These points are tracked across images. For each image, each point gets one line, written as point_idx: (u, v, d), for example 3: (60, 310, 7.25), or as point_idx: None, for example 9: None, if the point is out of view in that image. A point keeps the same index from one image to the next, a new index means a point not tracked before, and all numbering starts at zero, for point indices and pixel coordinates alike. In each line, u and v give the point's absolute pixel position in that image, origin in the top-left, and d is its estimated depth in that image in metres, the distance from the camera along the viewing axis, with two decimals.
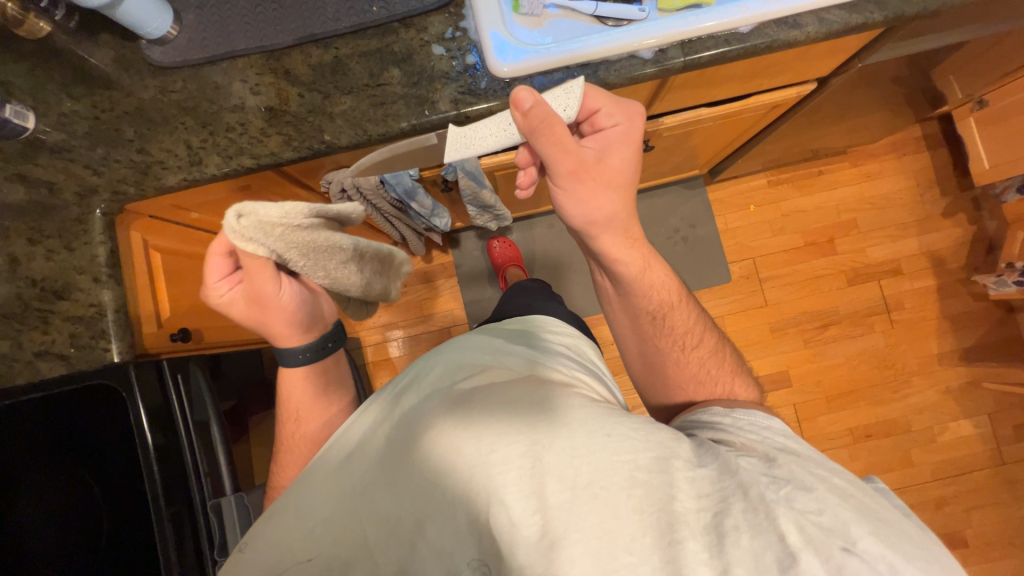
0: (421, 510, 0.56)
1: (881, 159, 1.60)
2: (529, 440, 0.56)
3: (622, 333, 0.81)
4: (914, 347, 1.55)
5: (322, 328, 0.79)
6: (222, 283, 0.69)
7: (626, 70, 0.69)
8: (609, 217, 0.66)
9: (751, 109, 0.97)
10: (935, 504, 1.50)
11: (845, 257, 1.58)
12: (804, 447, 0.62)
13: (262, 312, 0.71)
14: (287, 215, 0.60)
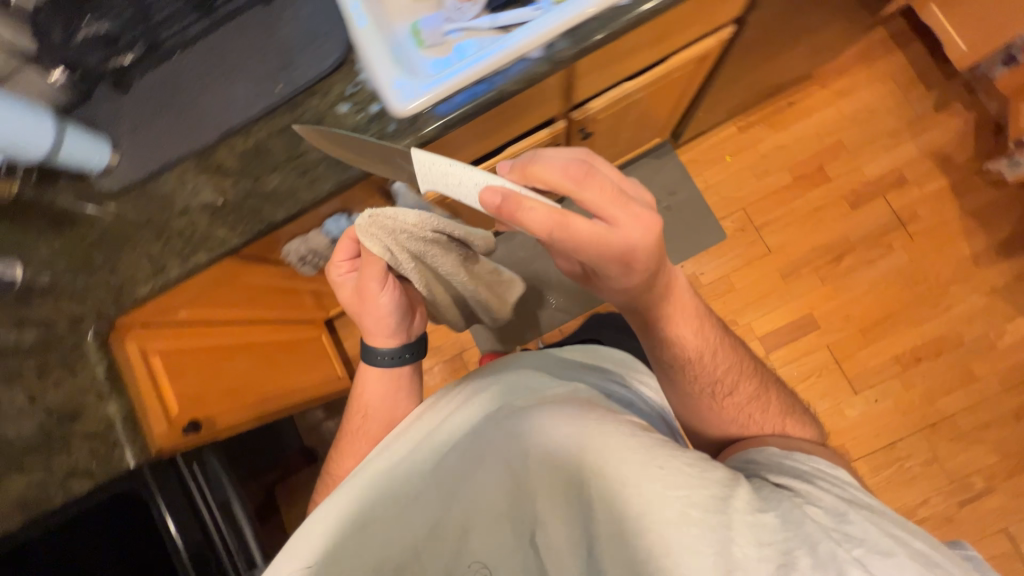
0: (471, 517, 0.64)
1: (853, 71, 1.52)
2: (593, 459, 0.63)
3: (663, 382, 0.90)
4: (944, 255, 1.43)
5: (404, 342, 0.90)
6: (343, 264, 0.82)
7: (522, 73, 0.71)
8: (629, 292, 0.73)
9: (676, 69, 0.96)
10: (1014, 415, 1.38)
11: (841, 182, 1.50)
12: (879, 508, 0.64)
13: (360, 304, 0.83)
14: (412, 220, 0.70)
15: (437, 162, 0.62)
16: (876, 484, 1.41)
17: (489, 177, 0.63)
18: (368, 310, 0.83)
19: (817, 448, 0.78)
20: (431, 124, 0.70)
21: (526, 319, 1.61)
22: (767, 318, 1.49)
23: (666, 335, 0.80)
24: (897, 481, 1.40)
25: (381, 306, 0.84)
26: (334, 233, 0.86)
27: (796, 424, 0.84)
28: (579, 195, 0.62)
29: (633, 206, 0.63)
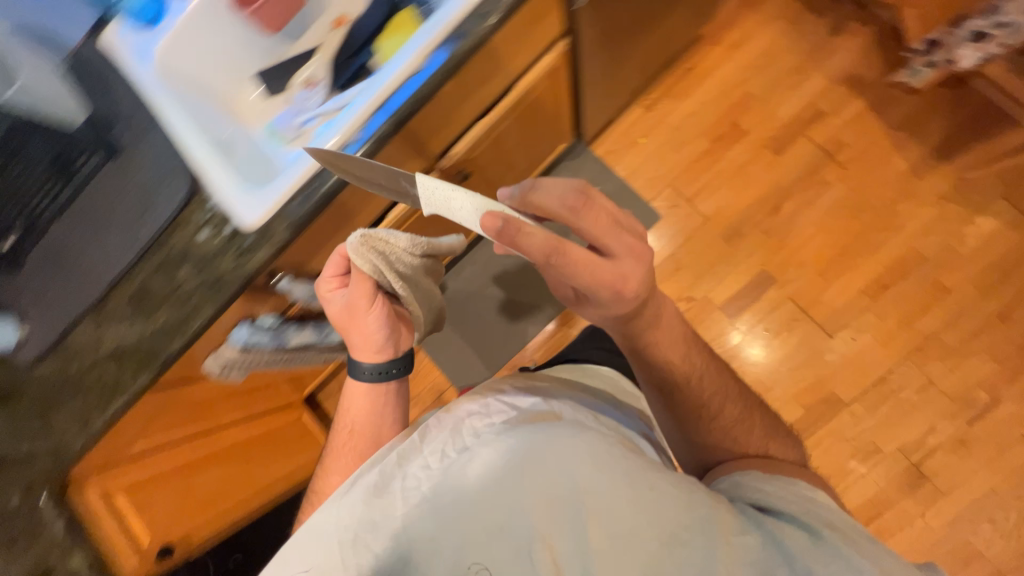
0: (461, 527, 0.61)
1: (740, 21, 1.51)
2: (592, 474, 0.62)
3: (658, 409, 0.88)
4: (881, 175, 1.40)
5: (393, 355, 0.91)
6: (334, 281, 0.86)
7: (348, 155, 0.74)
8: (618, 314, 0.74)
9: (531, 91, 0.98)
10: (999, 317, 1.33)
11: (759, 131, 1.47)
12: (858, 529, 0.63)
13: (350, 321, 0.87)
14: (400, 242, 0.83)
15: (439, 187, 0.65)
16: (878, 423, 1.36)
17: (487, 203, 0.65)
18: (356, 323, 0.87)
19: (801, 469, 0.75)
20: (282, 228, 0.74)
21: (510, 337, 1.61)
22: (723, 285, 1.46)
23: (664, 359, 0.82)
24: (899, 415, 1.35)
25: (369, 324, 0.87)
26: (240, 345, 0.86)
27: (774, 442, 0.82)
28: (576, 223, 0.65)
29: (626, 237, 0.68)
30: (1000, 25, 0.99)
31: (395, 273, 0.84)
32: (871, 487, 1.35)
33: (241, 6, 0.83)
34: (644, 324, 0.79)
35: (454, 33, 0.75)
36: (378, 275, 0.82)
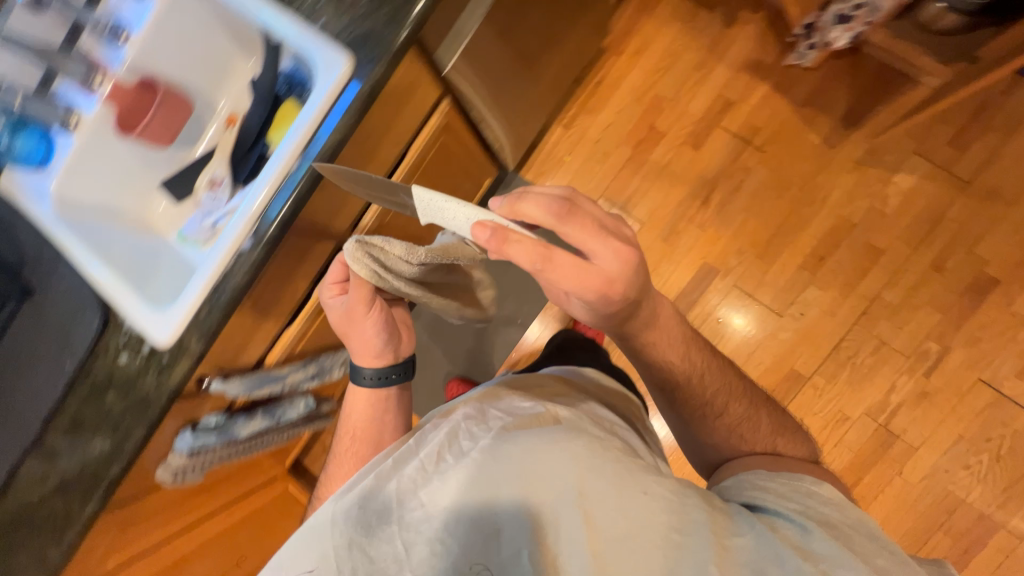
0: (456, 527, 0.61)
1: (638, 28, 1.55)
2: (586, 476, 0.61)
3: (665, 409, 0.91)
4: (798, 152, 1.44)
5: (391, 361, 0.96)
6: (335, 287, 0.92)
7: (241, 265, 0.76)
8: (604, 317, 0.74)
9: (431, 147, 1.01)
10: (936, 268, 1.36)
11: (676, 129, 1.52)
12: (854, 525, 0.64)
13: (350, 326, 0.92)
14: (401, 251, 0.83)
15: (433, 199, 0.67)
16: (840, 392, 1.39)
17: (480, 214, 0.65)
18: (355, 328, 0.92)
19: (799, 465, 0.76)
20: (195, 341, 0.76)
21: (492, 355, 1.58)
22: (670, 283, 1.49)
23: (665, 365, 0.84)
24: (860, 379, 1.38)
25: (366, 329, 0.92)
26: (185, 452, 0.88)
27: (778, 437, 0.82)
28: (563, 230, 0.63)
29: (612, 240, 0.64)
30: (857, 6, 1.03)
31: (393, 274, 0.86)
32: (846, 455, 1.38)
33: (126, 130, 0.87)
34: (638, 328, 0.79)
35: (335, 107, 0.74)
36: (371, 278, 0.84)
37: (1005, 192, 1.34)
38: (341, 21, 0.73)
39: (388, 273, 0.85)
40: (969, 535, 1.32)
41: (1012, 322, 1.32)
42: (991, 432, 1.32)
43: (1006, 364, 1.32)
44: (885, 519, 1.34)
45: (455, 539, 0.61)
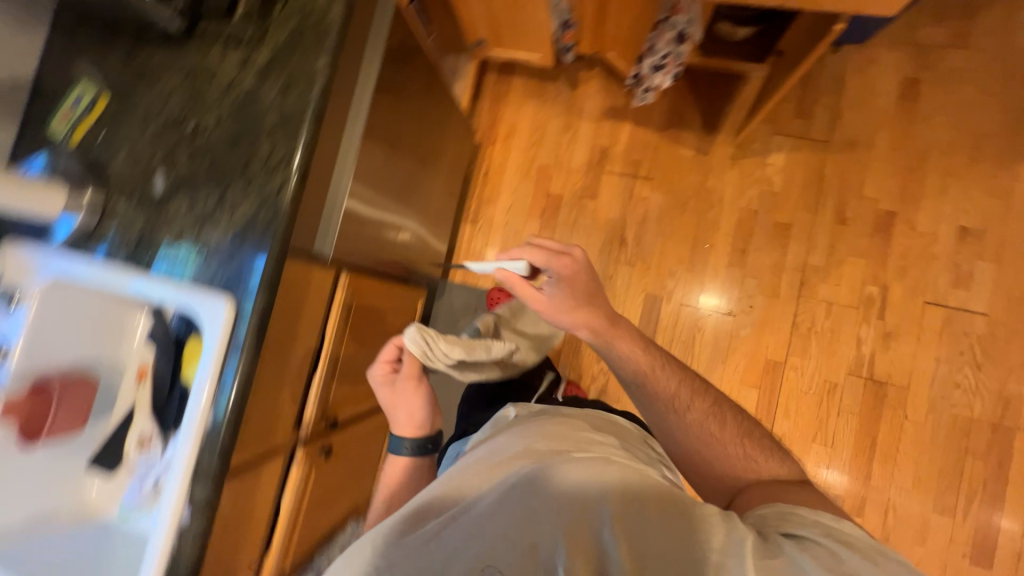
0: (491, 544, 0.51)
1: (501, 115, 1.67)
2: (625, 494, 0.54)
3: (652, 417, 0.83)
4: (681, 168, 1.56)
5: (429, 432, 0.93)
6: (384, 367, 0.94)
7: (185, 541, 0.72)
8: (572, 306, 0.82)
9: (352, 321, 1.01)
10: (840, 220, 1.46)
11: (570, 188, 1.62)
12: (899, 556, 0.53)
13: (399, 400, 0.93)
14: (450, 342, 0.89)
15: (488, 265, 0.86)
16: (816, 362, 1.43)
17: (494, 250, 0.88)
18: (399, 398, 0.92)
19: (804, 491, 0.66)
20: None
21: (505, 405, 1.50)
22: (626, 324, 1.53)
23: (629, 364, 0.83)
24: (829, 345, 1.43)
25: (414, 403, 0.92)
26: None
27: (767, 457, 0.75)
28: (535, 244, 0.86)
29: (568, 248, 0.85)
30: (664, 56, 1.15)
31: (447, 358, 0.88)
32: (852, 420, 1.40)
33: (33, 438, 0.80)
34: (597, 328, 0.83)
35: (237, 335, 0.72)
36: (423, 356, 0.87)
37: (862, 135, 1.47)
38: (210, 268, 0.75)
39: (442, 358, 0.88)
40: (993, 450, 1.33)
41: (926, 241, 1.41)
42: (960, 344, 1.37)
43: (941, 279, 1.40)
44: (913, 464, 1.36)
45: (491, 558, 0.51)
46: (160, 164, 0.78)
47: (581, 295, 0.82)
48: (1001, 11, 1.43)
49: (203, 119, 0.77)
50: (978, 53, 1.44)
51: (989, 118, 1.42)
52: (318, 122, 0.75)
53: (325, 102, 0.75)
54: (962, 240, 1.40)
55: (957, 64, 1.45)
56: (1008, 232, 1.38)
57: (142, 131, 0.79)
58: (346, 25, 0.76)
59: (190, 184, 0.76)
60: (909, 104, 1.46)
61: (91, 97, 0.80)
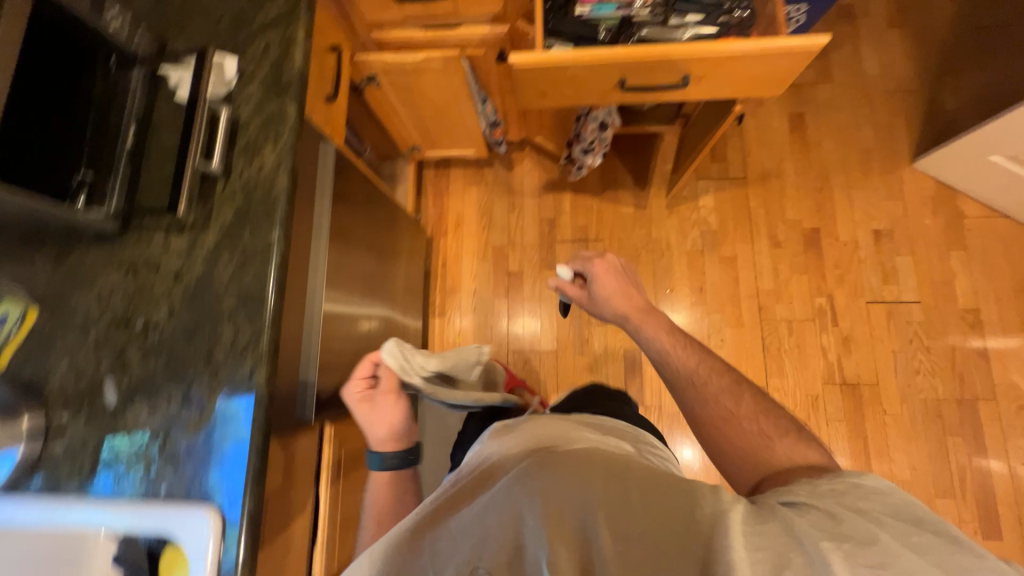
0: (477, 544, 0.47)
1: (447, 207, 1.72)
2: (612, 485, 0.49)
3: (675, 384, 0.78)
4: (625, 225, 1.66)
5: (413, 443, 0.87)
6: (358, 383, 0.86)
7: None
8: (608, 296, 0.88)
9: (339, 474, 0.96)
10: (775, 244, 1.60)
11: (528, 263, 1.68)
12: (903, 517, 0.49)
13: (379, 414, 0.85)
14: (423, 354, 0.89)
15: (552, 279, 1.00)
16: (794, 379, 1.50)
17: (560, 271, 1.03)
18: (377, 412, 0.85)
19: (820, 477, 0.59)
20: None
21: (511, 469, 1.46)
22: (613, 382, 1.58)
23: (653, 344, 0.82)
24: (799, 360, 1.51)
25: (395, 414, 0.85)
26: None
27: (783, 438, 0.68)
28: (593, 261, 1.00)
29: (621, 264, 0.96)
30: (590, 142, 1.25)
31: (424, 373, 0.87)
32: (841, 427, 1.46)
33: None
34: (627, 315, 0.86)
35: (229, 541, 0.64)
36: (399, 373, 0.84)
37: (771, 167, 1.65)
38: (184, 477, 0.67)
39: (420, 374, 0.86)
40: (966, 424, 1.44)
41: (850, 248, 1.57)
42: (907, 334, 1.50)
43: (873, 279, 1.55)
44: (904, 456, 1.43)
45: (478, 557, 0.47)
46: (108, 373, 0.71)
47: (624, 281, 0.90)
48: (848, 49, 1.70)
49: (152, 315, 0.72)
50: (841, 85, 1.68)
51: (866, 135, 1.64)
52: (280, 295, 0.72)
53: (284, 272, 0.73)
54: (878, 242, 1.57)
55: (828, 96, 1.68)
56: (912, 227, 1.57)
57: (83, 341, 0.73)
58: (293, 192, 0.76)
59: (146, 387, 0.70)
60: (800, 135, 1.66)
61: (16, 317, 0.73)
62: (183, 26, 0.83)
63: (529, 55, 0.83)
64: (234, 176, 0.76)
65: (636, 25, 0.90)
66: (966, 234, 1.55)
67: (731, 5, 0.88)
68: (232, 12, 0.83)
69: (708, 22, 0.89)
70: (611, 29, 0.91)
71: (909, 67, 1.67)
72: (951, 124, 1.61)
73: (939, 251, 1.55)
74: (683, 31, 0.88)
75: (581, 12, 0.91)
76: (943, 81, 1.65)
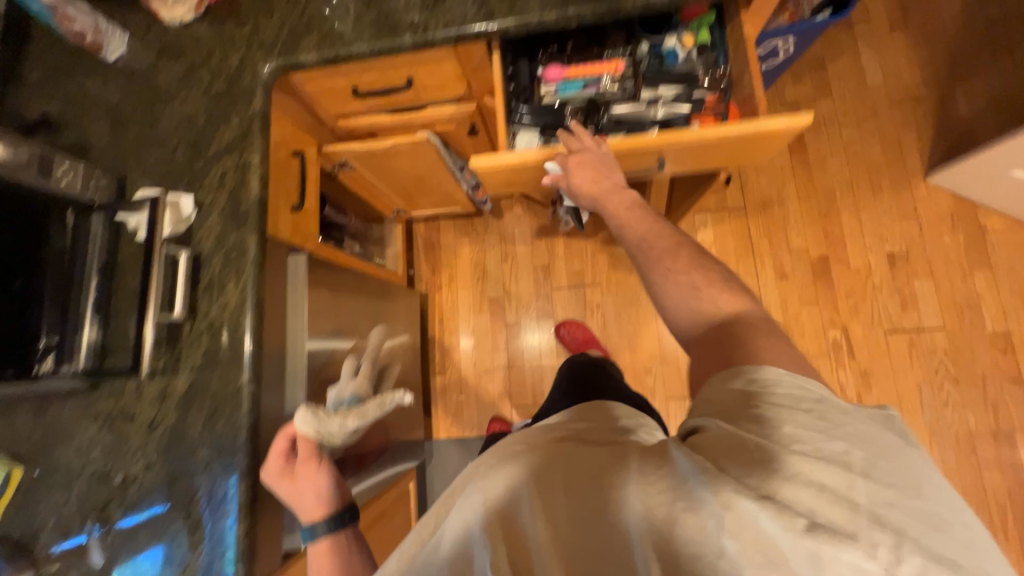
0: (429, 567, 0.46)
1: (439, 261, 1.69)
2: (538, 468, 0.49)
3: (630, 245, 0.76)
4: (622, 266, 1.61)
5: (346, 498, 0.74)
6: (272, 462, 0.71)
7: None
8: (582, 186, 0.78)
9: None
10: (781, 276, 1.52)
11: (525, 312, 1.64)
12: (792, 408, 0.49)
13: (305, 485, 0.71)
14: (348, 415, 0.74)
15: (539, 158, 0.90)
16: None
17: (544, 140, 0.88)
18: (302, 482, 0.71)
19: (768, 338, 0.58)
20: None
21: None
22: None
23: (617, 222, 0.78)
24: None
25: (319, 478, 0.72)
26: None
27: (713, 287, 0.66)
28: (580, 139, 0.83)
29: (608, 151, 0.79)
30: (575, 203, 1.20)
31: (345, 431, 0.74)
32: None
33: None
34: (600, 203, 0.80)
35: None
36: (318, 439, 0.72)
37: (773, 193, 1.56)
38: None
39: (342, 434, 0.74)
40: (1004, 458, 1.34)
41: (863, 275, 1.48)
42: (932, 364, 1.41)
43: (891, 307, 1.45)
44: None
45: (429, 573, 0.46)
46: (92, 532, 0.71)
47: (597, 167, 0.77)
48: (847, 59, 1.59)
49: (130, 470, 0.72)
50: (842, 98, 1.58)
51: (873, 151, 1.54)
52: (254, 440, 0.71)
53: (256, 416, 0.72)
54: (893, 266, 1.47)
55: (829, 112, 1.58)
56: (929, 248, 1.47)
57: (67, 498, 0.73)
58: (259, 327, 0.74)
59: (131, 545, 0.70)
60: (802, 157, 1.57)
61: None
62: (143, 159, 0.82)
63: (490, 160, 0.79)
64: (199, 317, 0.75)
65: (603, 104, 0.84)
66: (990, 251, 1.45)
67: (704, 75, 0.83)
68: (188, 138, 0.81)
69: (680, 96, 0.82)
70: (578, 110, 0.85)
71: (915, 73, 1.56)
72: (967, 131, 1.49)
73: (961, 271, 1.45)
74: (654, 108, 0.81)
75: (546, 93, 0.86)
76: (954, 85, 1.53)
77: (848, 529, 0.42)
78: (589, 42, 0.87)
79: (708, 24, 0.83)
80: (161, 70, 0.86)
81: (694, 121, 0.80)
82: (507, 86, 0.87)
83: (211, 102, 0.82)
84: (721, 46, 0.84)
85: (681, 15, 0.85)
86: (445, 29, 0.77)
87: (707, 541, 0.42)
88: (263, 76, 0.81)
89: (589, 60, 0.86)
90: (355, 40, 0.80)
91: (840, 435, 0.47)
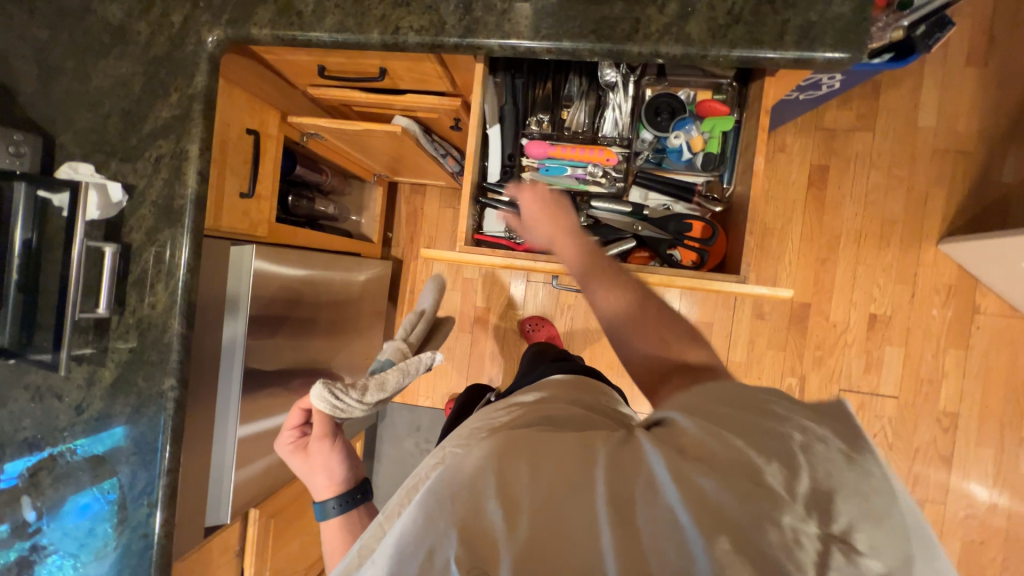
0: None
1: (419, 229, 1.63)
2: (506, 437, 0.42)
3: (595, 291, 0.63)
4: None
5: (360, 479, 0.74)
6: (289, 433, 0.77)
7: None
8: (533, 229, 0.70)
9: (263, 537, 1.08)
10: (757, 314, 1.49)
11: (496, 298, 1.61)
12: (737, 405, 0.43)
13: (316, 460, 0.74)
14: (363, 388, 0.72)
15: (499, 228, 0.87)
16: None
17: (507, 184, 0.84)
18: (314, 458, 0.74)
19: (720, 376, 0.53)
20: None
21: None
22: None
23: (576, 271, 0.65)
24: None
25: (329, 456, 0.74)
26: None
27: None
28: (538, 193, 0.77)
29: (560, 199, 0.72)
30: None
31: (368, 402, 0.72)
32: None
33: None
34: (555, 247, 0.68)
35: None
36: (334, 413, 0.71)
37: (777, 227, 1.46)
38: None
39: (365, 403, 0.72)
40: None
41: (838, 330, 1.45)
42: (872, 427, 1.45)
43: (853, 367, 1.45)
44: None
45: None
46: (24, 492, 0.75)
47: (549, 209, 0.69)
48: (906, 90, 1.40)
49: (58, 445, 0.75)
50: (885, 135, 1.41)
51: (894, 203, 1.42)
52: (177, 440, 0.74)
53: (179, 420, 0.74)
54: (871, 327, 1.44)
55: (865, 149, 1.42)
56: (913, 316, 1.43)
57: None
58: (187, 334, 0.73)
59: (57, 512, 0.75)
60: (820, 193, 1.44)
61: None
62: (73, 120, 0.73)
63: (440, 254, 0.82)
64: (128, 311, 0.73)
65: (583, 198, 0.84)
66: (973, 331, 1.41)
67: (700, 191, 0.81)
68: (122, 106, 0.73)
69: (667, 215, 0.81)
70: None
71: (975, 123, 1.38)
72: (1001, 201, 1.37)
73: (936, 345, 1.42)
74: (636, 222, 0.82)
75: (528, 167, 0.83)
76: (1010, 146, 1.37)
77: (790, 492, 0.35)
78: (591, 117, 0.83)
79: (724, 130, 0.77)
80: (93, 9, 0.73)
81: (675, 247, 0.81)
82: (487, 147, 0.84)
83: (150, 68, 0.72)
84: (730, 161, 0.79)
85: (698, 109, 0.78)
86: (418, 34, 0.65)
87: (666, 521, 0.35)
88: (207, 47, 0.70)
89: (582, 144, 0.82)
90: (314, 23, 0.67)
91: (787, 417, 0.40)
